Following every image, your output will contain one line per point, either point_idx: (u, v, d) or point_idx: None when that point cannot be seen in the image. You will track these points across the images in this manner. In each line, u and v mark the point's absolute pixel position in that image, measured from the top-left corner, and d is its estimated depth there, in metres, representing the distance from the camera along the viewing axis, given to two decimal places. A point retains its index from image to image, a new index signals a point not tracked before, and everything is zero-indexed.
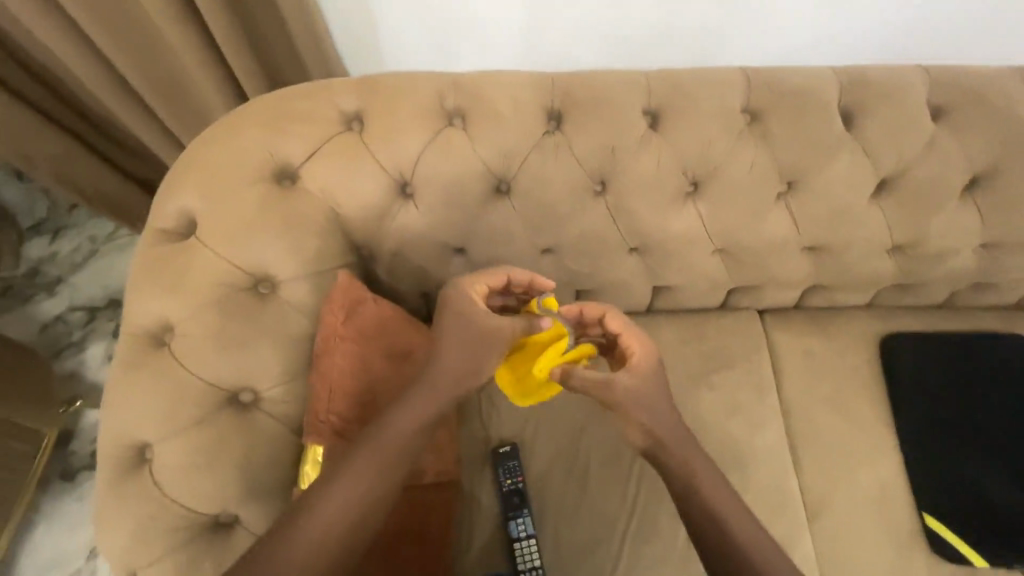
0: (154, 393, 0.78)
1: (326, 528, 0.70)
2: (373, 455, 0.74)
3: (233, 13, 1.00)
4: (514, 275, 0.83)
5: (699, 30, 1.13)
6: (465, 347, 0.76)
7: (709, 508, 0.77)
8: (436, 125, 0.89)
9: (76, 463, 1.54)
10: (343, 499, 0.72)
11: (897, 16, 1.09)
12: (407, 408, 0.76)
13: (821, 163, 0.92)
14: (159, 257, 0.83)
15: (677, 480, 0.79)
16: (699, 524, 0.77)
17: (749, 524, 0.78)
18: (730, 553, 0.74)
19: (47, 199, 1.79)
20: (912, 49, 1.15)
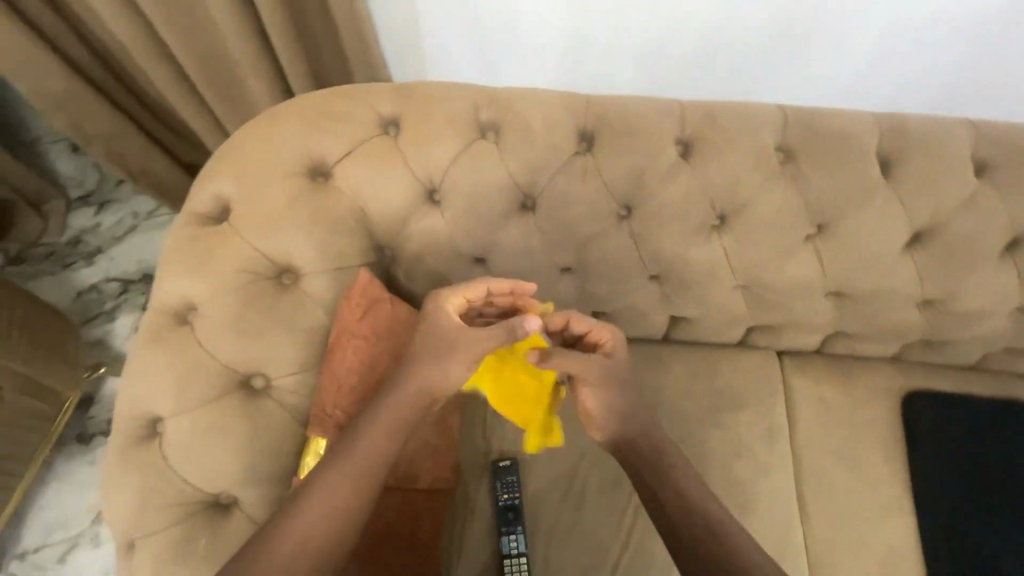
0: (171, 369, 0.80)
1: (311, 526, 0.71)
2: (360, 456, 0.75)
3: (287, 12, 1.04)
4: (493, 287, 0.82)
5: (738, 63, 1.13)
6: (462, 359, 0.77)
7: (687, 506, 0.78)
8: (470, 136, 0.91)
9: (93, 428, 1.59)
10: (329, 500, 0.72)
11: (943, 65, 1.08)
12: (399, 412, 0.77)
13: (853, 207, 0.90)
14: (191, 239, 0.86)
15: (656, 479, 0.81)
16: (675, 519, 0.77)
17: (729, 522, 0.77)
18: (705, 546, 0.74)
19: (97, 172, 1.88)
20: (955, 100, 1.13)
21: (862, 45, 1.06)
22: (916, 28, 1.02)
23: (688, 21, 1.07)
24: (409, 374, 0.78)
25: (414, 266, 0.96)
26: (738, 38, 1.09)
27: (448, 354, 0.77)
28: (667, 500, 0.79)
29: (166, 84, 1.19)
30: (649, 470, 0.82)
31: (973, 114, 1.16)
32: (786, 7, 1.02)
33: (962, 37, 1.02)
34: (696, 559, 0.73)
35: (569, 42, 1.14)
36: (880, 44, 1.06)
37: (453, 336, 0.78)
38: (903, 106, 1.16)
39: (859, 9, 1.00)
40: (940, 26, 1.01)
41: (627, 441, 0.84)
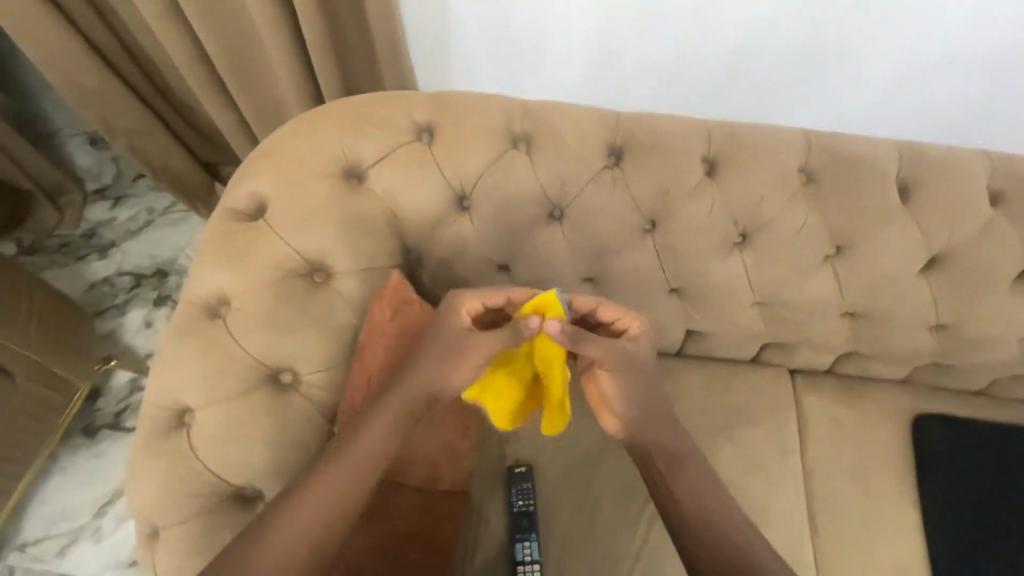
0: (202, 361, 0.81)
1: (315, 509, 0.73)
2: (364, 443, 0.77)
3: (326, 18, 1.07)
4: (513, 297, 0.82)
5: (755, 84, 1.17)
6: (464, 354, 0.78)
7: (696, 501, 0.83)
8: (502, 146, 0.93)
9: (99, 421, 1.59)
10: (333, 489, 0.74)
11: (955, 96, 1.12)
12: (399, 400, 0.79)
13: (873, 230, 0.93)
14: (227, 235, 0.88)
15: (668, 473, 0.85)
16: (684, 512, 0.83)
17: (734, 518, 0.83)
18: (710, 539, 0.80)
19: (115, 166, 1.89)
20: (962, 129, 1.18)
21: (878, 74, 1.10)
22: (931, 59, 1.06)
23: (713, 42, 1.11)
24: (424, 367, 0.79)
25: (441, 270, 0.98)
26: (761, 61, 1.12)
27: (457, 357, 0.78)
28: (677, 494, 0.84)
29: (199, 84, 1.21)
30: (660, 462, 0.86)
31: (981, 143, 1.20)
32: (808, 33, 1.06)
33: (974, 69, 1.06)
34: (700, 551, 0.79)
35: (596, 59, 1.18)
36: (895, 74, 1.10)
37: (461, 342, 0.79)
38: (913, 134, 1.21)
39: (878, 38, 1.04)
40: (955, 57, 1.05)
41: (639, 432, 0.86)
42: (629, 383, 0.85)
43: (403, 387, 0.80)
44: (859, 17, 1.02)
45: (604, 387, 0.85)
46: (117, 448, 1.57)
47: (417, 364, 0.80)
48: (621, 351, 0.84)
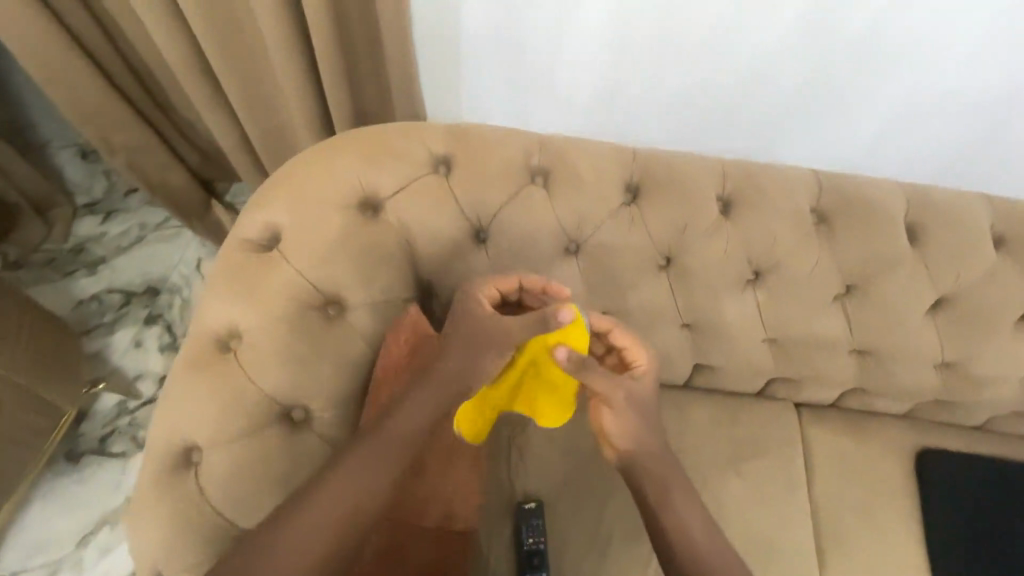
0: (212, 398, 0.79)
1: (321, 518, 0.73)
2: (371, 452, 0.77)
3: (342, 48, 1.07)
4: (526, 282, 0.86)
5: (762, 120, 1.17)
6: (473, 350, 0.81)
7: (690, 533, 0.82)
8: (519, 181, 0.93)
9: (83, 446, 1.53)
10: (334, 496, 0.75)
11: (949, 140, 1.15)
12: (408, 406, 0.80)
13: (884, 271, 0.95)
14: (240, 267, 0.86)
15: (663, 501, 0.84)
16: (676, 541, 0.82)
17: (723, 550, 0.83)
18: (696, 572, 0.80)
19: (106, 180, 1.81)
20: (961, 171, 1.21)
21: (878, 112, 1.12)
22: (926, 102, 1.09)
23: (718, 80, 1.11)
24: (439, 375, 0.81)
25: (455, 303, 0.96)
26: (767, 100, 1.13)
27: (472, 366, 0.81)
28: (670, 523, 0.83)
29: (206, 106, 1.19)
30: (657, 491, 0.84)
31: (973, 185, 1.23)
32: (813, 73, 1.07)
33: (969, 115, 1.10)
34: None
35: (599, 95, 1.17)
36: (893, 114, 1.12)
37: (477, 341, 0.81)
38: (914, 176, 1.23)
39: (879, 81, 1.06)
40: (950, 103, 1.08)
41: (637, 458, 0.85)
42: (642, 418, 0.85)
43: (413, 401, 0.80)
44: (863, 61, 1.03)
45: (607, 420, 0.85)
46: (102, 474, 1.51)
47: (427, 375, 0.81)
48: (633, 390, 0.85)
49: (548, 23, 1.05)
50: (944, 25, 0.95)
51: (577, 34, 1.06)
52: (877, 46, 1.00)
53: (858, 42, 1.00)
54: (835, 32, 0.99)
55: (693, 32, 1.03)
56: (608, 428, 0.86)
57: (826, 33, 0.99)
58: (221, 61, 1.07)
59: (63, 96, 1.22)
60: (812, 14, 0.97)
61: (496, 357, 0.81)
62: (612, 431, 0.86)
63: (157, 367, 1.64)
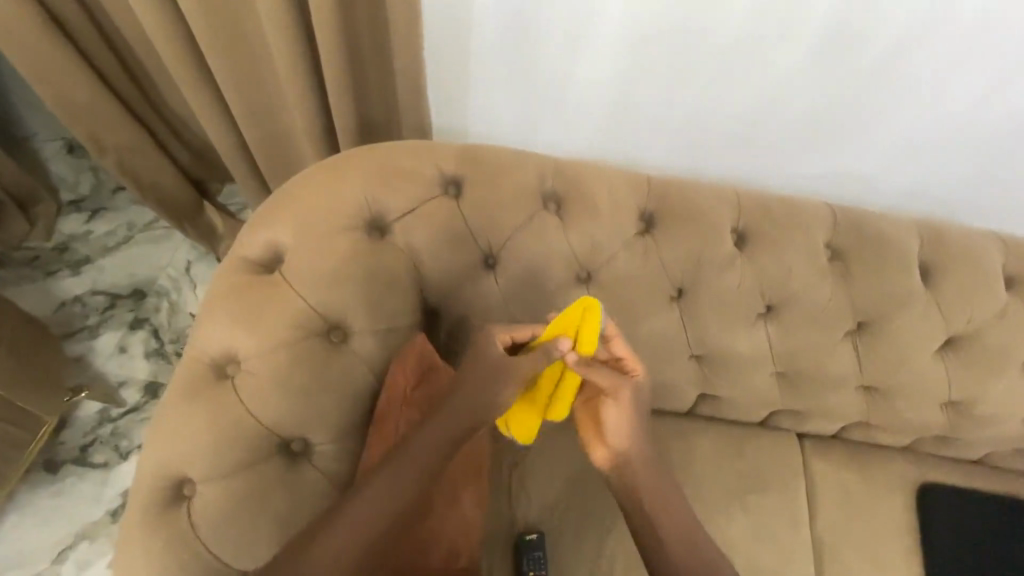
0: (208, 428, 0.75)
1: (330, 556, 0.70)
2: (382, 486, 0.75)
3: (350, 60, 1.03)
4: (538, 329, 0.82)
5: (776, 148, 1.16)
6: (487, 381, 0.78)
7: (678, 531, 0.82)
8: (532, 207, 0.91)
9: (62, 456, 1.47)
10: (343, 531, 0.72)
11: (956, 174, 1.14)
12: (420, 438, 0.78)
13: (897, 310, 0.94)
14: (240, 290, 0.82)
15: (659, 498, 0.84)
16: (665, 536, 0.81)
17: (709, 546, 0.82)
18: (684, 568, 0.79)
19: (94, 176, 1.71)
20: (970, 206, 1.20)
21: (887, 142, 1.11)
22: (934, 135, 1.08)
23: (730, 105, 1.09)
24: (454, 406, 0.79)
25: (461, 330, 0.94)
26: (781, 129, 1.12)
27: (489, 399, 0.78)
28: (662, 520, 0.82)
29: (204, 111, 1.14)
30: (654, 491, 0.84)
31: (976, 221, 1.23)
32: (827, 103, 1.05)
33: (978, 150, 1.09)
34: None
35: (607, 115, 1.15)
36: (901, 146, 1.11)
37: (492, 372, 0.78)
38: (923, 208, 1.22)
39: (890, 112, 1.05)
40: (960, 136, 1.07)
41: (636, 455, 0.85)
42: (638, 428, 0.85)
43: (422, 438, 0.78)
44: (877, 90, 1.02)
45: (611, 422, 0.85)
46: (82, 486, 1.45)
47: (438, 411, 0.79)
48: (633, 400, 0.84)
49: (560, 39, 1.02)
50: (962, 56, 0.95)
51: (590, 52, 1.03)
52: (892, 76, 0.99)
53: (875, 71, 0.99)
54: (852, 60, 0.98)
55: (710, 55, 1.00)
56: (611, 430, 0.86)
57: (843, 61, 0.98)
58: (222, 67, 1.02)
59: (52, 94, 1.16)
60: (832, 40, 0.96)
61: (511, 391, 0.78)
62: (614, 435, 0.86)
63: (142, 374, 1.57)
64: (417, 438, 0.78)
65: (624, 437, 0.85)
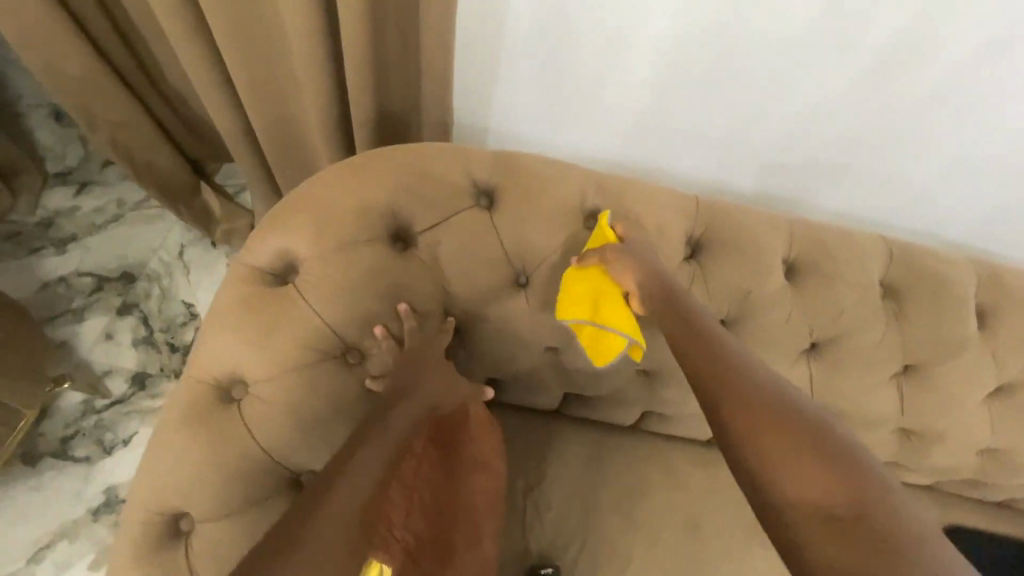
0: (212, 460, 0.71)
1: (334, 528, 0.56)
2: (377, 452, 0.64)
3: (375, 50, 0.94)
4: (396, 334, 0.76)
5: (810, 163, 1.07)
6: (425, 360, 0.75)
7: (822, 476, 0.49)
8: (571, 226, 0.84)
9: (42, 448, 1.35)
10: (342, 496, 0.58)
11: (995, 203, 1.09)
12: (400, 416, 0.69)
13: (945, 355, 0.89)
14: (248, 303, 0.74)
15: (784, 441, 0.52)
16: (797, 471, 0.50)
17: (917, 543, 0.45)
18: (850, 530, 0.45)
19: (82, 147, 1.52)
20: (996, 237, 1.16)
21: (928, 169, 1.05)
22: (970, 159, 1.02)
23: (772, 121, 1.01)
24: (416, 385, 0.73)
25: (484, 352, 0.88)
26: (820, 145, 1.04)
27: (433, 371, 0.75)
28: (785, 448, 0.51)
29: (209, 94, 1.04)
30: (778, 446, 0.51)
31: (1004, 255, 1.19)
32: (876, 117, 0.98)
33: (1012, 181, 1.05)
34: (838, 548, 0.45)
35: (641, 127, 1.06)
36: (942, 168, 1.04)
37: (418, 356, 0.75)
38: (944, 237, 1.17)
39: (937, 133, 0.99)
40: (997, 165, 1.02)
41: (724, 366, 0.60)
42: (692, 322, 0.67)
43: (389, 425, 0.68)
44: (927, 111, 0.96)
45: (621, 276, 0.74)
46: (62, 481, 1.33)
47: (402, 394, 0.70)
48: (665, 292, 0.71)
49: (599, 42, 0.93)
50: (996, 69, 0.89)
51: (631, 56, 0.94)
52: (950, 88, 0.92)
53: (930, 87, 0.92)
54: (905, 79, 0.92)
55: (755, 65, 0.93)
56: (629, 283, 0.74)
57: (895, 77, 0.92)
58: (231, 48, 0.92)
59: (38, 63, 1.04)
60: (886, 57, 0.89)
61: (440, 370, 0.76)
62: (631, 284, 0.74)
63: (129, 364, 1.43)
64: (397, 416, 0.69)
65: (634, 275, 0.73)
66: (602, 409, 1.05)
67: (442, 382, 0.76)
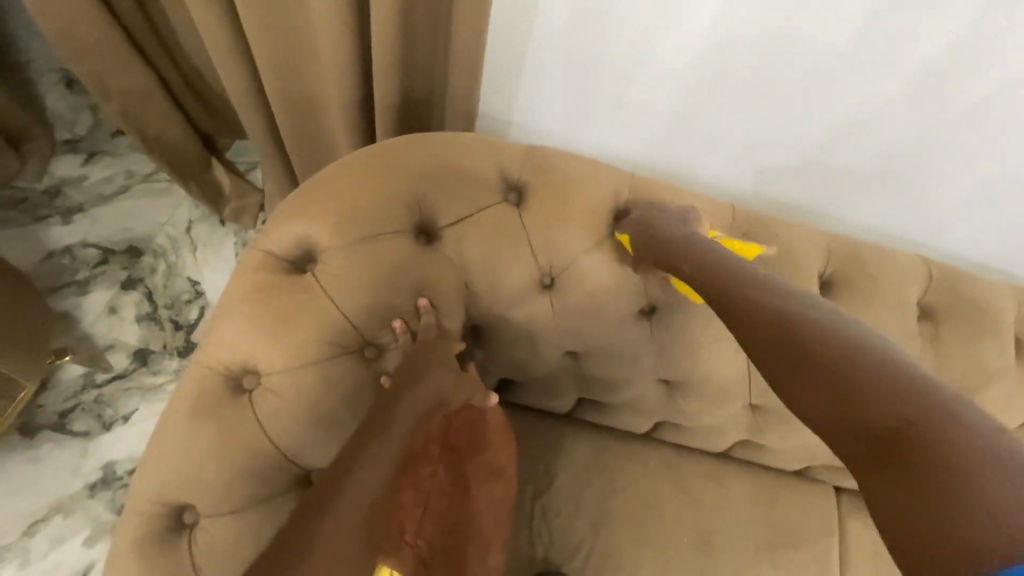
0: (219, 452, 0.68)
1: (339, 530, 0.57)
2: (378, 455, 0.62)
3: (405, 32, 0.90)
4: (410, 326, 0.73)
5: (841, 173, 1.03)
6: (435, 357, 0.70)
7: (861, 409, 0.45)
8: (603, 228, 0.80)
9: (40, 420, 1.32)
10: (344, 498, 0.58)
11: None
12: (400, 415, 0.65)
13: (979, 383, 0.87)
14: (263, 291, 0.71)
15: (822, 378, 0.49)
16: (833, 406, 0.47)
17: (978, 464, 0.38)
18: (894, 464, 0.42)
19: (93, 116, 1.48)
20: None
21: (968, 187, 1.01)
22: (1012, 182, 0.98)
23: (802, 131, 0.98)
24: (422, 381, 0.68)
25: (502, 352, 0.86)
26: (858, 156, 0.99)
27: (443, 365, 0.71)
28: (814, 385, 0.49)
29: (228, 69, 1.00)
30: (819, 383, 0.49)
31: None
32: (918, 131, 0.93)
33: None
34: (881, 489, 0.42)
35: (666, 130, 1.03)
36: (979, 190, 1.01)
37: (427, 353, 0.71)
38: (974, 257, 1.14)
39: (982, 151, 0.94)
40: None
41: (747, 312, 0.57)
42: (702, 262, 0.65)
43: (398, 412, 0.65)
44: (978, 129, 0.91)
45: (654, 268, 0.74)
46: (59, 454, 1.31)
47: (410, 383, 0.67)
48: (666, 246, 0.70)
49: (637, 38, 0.88)
50: None
51: (658, 58, 0.91)
52: (1002, 107, 0.87)
53: (978, 105, 0.88)
54: (946, 97, 0.87)
55: (786, 74, 0.89)
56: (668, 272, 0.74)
57: (947, 93, 0.87)
58: (253, 21, 0.88)
59: (50, 24, 1.00)
60: (925, 75, 0.85)
61: (449, 367, 0.71)
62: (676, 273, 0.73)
63: (132, 340, 1.39)
64: (398, 416, 0.65)
65: (643, 255, 0.73)
66: (618, 418, 1.02)
67: (452, 376, 0.71)
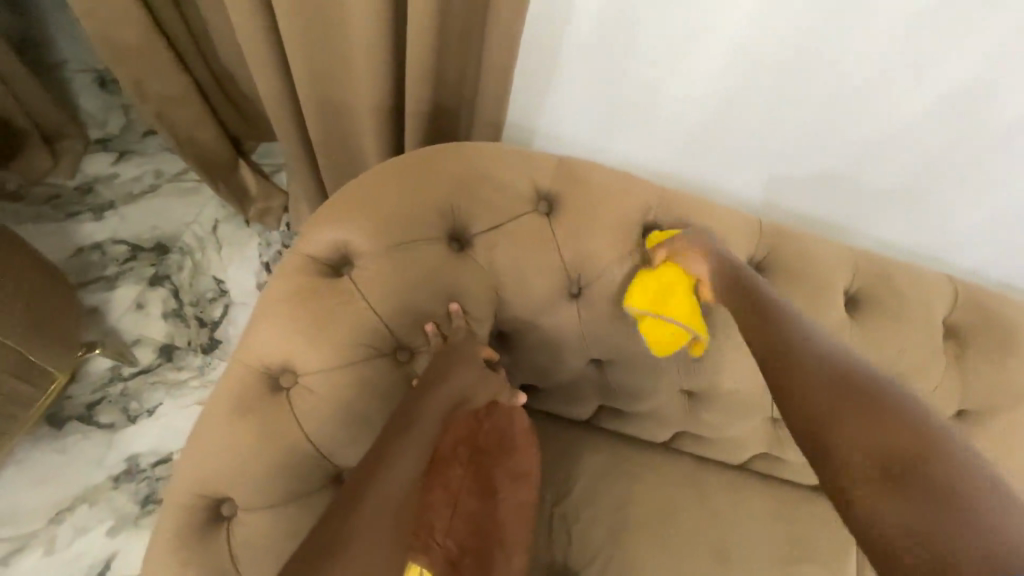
0: (257, 448, 0.71)
1: (369, 533, 0.55)
2: (407, 452, 0.62)
3: (439, 43, 0.92)
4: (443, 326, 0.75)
5: (858, 191, 1.05)
6: (461, 359, 0.71)
7: (873, 433, 0.48)
8: (632, 239, 0.82)
9: (68, 411, 1.35)
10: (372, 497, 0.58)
11: None
12: (426, 417, 0.66)
13: (1004, 403, 0.87)
14: (301, 293, 0.74)
15: (838, 396, 0.51)
16: (847, 422, 0.49)
17: (975, 488, 0.43)
18: (896, 481, 0.44)
19: (126, 116, 1.52)
20: None
21: (987, 210, 1.02)
22: None
23: (825, 148, 0.99)
24: (447, 382, 0.69)
25: (528, 358, 0.88)
26: (879, 174, 1.00)
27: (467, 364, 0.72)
28: (832, 401, 0.51)
29: (264, 75, 1.03)
30: (835, 399, 0.51)
31: None
32: (941, 152, 0.94)
33: None
34: (881, 501, 0.44)
35: (689, 141, 1.04)
36: (998, 215, 1.02)
37: (455, 354, 0.72)
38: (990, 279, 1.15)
39: (1006, 176, 0.96)
40: None
41: (778, 332, 0.60)
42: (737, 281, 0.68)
43: (423, 410, 0.66)
44: (1003, 154, 0.92)
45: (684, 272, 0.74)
46: (86, 445, 1.34)
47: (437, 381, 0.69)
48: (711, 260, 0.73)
49: (666, 52, 0.90)
50: None
51: (686, 70, 0.92)
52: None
53: (1005, 130, 0.89)
54: (975, 120, 0.88)
55: (813, 90, 0.90)
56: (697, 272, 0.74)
57: (975, 116, 0.88)
58: (292, 31, 0.91)
59: (96, 31, 1.04)
60: (959, 91, 0.85)
61: (475, 368, 0.72)
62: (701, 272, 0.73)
63: (158, 335, 1.42)
64: (426, 416, 0.66)
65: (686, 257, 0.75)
66: (638, 427, 1.03)
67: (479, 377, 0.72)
